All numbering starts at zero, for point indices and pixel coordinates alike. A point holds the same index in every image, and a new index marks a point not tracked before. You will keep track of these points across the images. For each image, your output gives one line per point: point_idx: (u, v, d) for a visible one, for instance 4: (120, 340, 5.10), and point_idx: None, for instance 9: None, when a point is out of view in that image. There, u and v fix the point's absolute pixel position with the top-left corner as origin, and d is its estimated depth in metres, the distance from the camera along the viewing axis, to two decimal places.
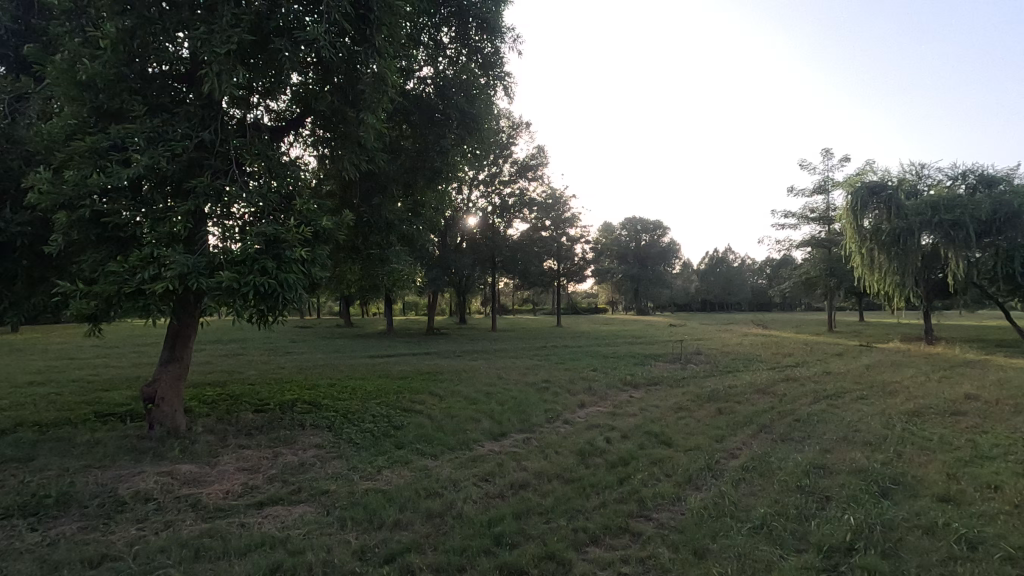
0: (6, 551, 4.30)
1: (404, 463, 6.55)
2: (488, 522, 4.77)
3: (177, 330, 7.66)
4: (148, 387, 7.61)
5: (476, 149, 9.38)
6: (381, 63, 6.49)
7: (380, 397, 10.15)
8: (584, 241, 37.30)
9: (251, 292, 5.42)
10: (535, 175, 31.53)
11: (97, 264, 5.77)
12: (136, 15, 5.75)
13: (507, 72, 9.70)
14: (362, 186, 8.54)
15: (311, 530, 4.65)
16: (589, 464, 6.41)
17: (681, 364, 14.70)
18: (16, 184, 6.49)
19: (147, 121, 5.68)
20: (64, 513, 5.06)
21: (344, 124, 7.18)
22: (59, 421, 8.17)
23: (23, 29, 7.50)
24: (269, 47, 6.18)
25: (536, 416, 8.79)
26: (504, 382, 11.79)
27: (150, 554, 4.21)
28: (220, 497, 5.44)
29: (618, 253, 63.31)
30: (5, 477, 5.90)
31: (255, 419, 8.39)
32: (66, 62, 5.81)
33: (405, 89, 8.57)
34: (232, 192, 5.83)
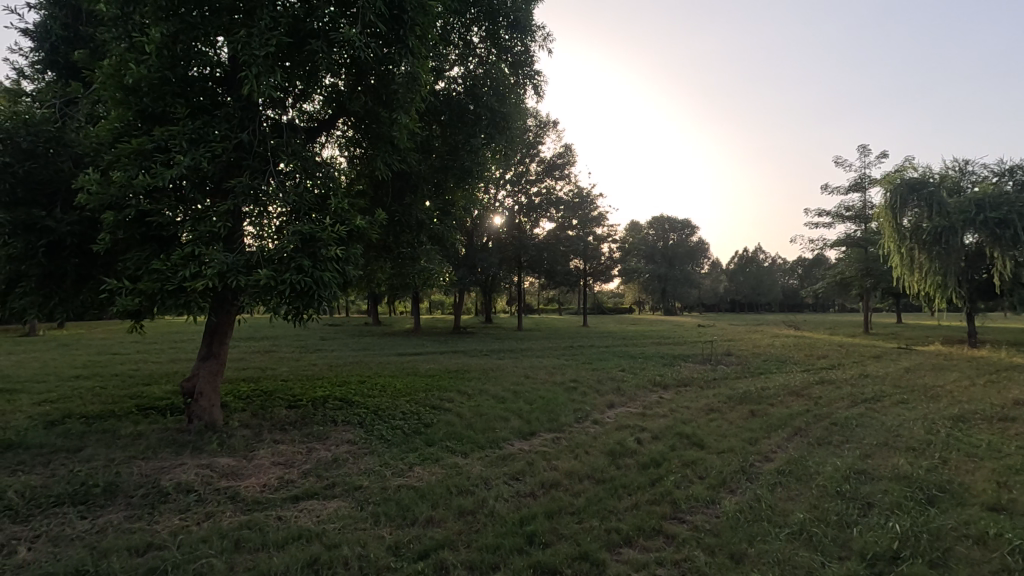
0: (58, 537, 4.48)
1: (434, 460, 6.59)
2: (520, 520, 4.77)
3: (215, 327, 7.87)
4: (187, 382, 7.84)
5: (505, 147, 9.42)
6: (413, 62, 6.56)
7: (409, 394, 10.25)
8: (611, 240, 37.05)
9: (287, 290, 5.56)
10: (562, 175, 31.46)
11: (141, 262, 5.98)
12: (179, 21, 5.92)
13: (536, 71, 9.77)
14: (394, 186, 8.64)
15: (345, 525, 4.71)
16: (620, 465, 6.35)
17: (712, 365, 14.47)
18: (67, 184, 6.80)
19: (189, 122, 5.84)
20: (111, 502, 5.26)
21: (376, 124, 7.28)
22: (104, 414, 8.48)
23: (73, 37, 7.82)
24: (305, 50, 6.31)
25: (565, 416, 8.76)
26: (531, 381, 11.77)
27: (193, 543, 4.34)
28: (257, 491, 5.57)
29: (645, 252, 62.69)
30: (56, 467, 6.16)
31: (289, 415, 8.57)
32: (113, 67, 6.02)
33: (436, 89, 8.59)
34: (269, 191, 5.97)
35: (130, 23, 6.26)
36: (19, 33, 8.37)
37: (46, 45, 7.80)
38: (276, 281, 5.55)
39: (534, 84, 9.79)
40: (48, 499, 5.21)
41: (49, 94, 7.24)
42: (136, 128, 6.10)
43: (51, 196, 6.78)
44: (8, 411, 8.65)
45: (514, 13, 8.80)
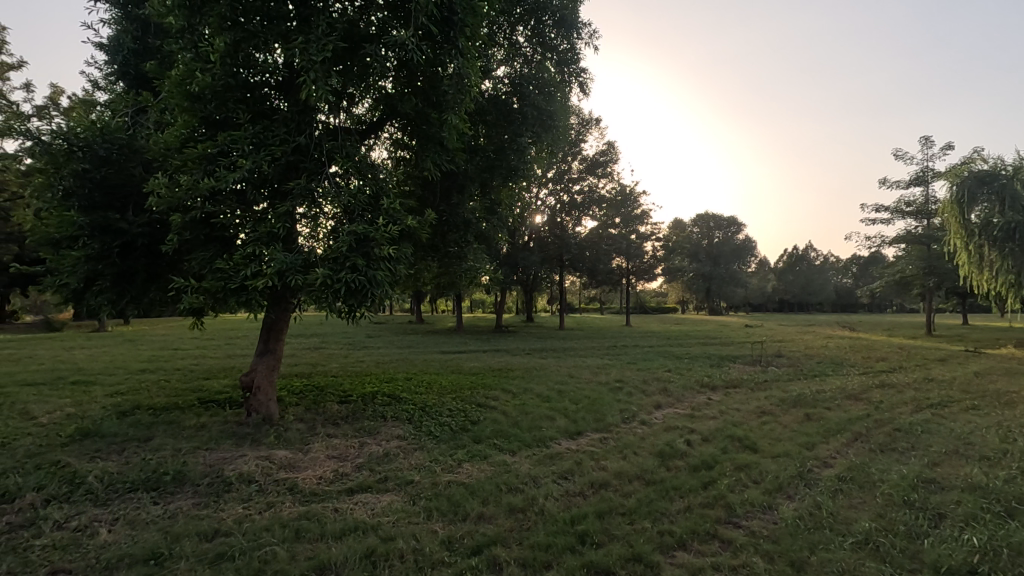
0: (134, 521, 4.77)
1: (483, 458, 6.65)
2: (570, 519, 4.76)
3: (272, 324, 8.16)
4: (246, 377, 8.17)
5: (551, 146, 9.40)
6: (463, 63, 6.64)
7: (454, 392, 10.37)
8: (655, 239, 36.48)
9: (343, 288, 5.74)
10: (605, 172, 31.13)
11: (206, 262, 6.28)
12: (240, 30, 6.18)
13: (582, 69, 9.72)
14: (441, 186, 8.78)
15: (399, 518, 4.82)
16: (670, 466, 6.24)
17: (762, 367, 14.00)
18: (137, 189, 7.21)
19: (250, 128, 6.09)
20: (179, 489, 5.55)
21: (426, 126, 7.40)
22: (169, 406, 8.95)
23: (141, 49, 8.27)
24: (360, 54, 6.49)
25: (612, 416, 8.67)
26: (576, 381, 11.70)
27: (256, 532, 4.52)
28: (314, 483, 5.76)
29: (689, 251, 61.31)
30: (129, 455, 6.54)
31: (340, 410, 8.82)
32: (180, 76, 6.33)
33: (484, 90, 8.67)
34: (324, 193, 6.15)
35: (195, 34, 6.57)
36: (94, 48, 8.93)
37: (118, 58, 8.29)
38: (332, 280, 5.73)
39: (580, 82, 9.75)
40: (125, 485, 5.55)
41: (121, 104, 7.69)
42: (201, 134, 6.41)
43: (123, 200, 7.20)
44: (85, 402, 9.25)
45: (560, 11, 8.79)
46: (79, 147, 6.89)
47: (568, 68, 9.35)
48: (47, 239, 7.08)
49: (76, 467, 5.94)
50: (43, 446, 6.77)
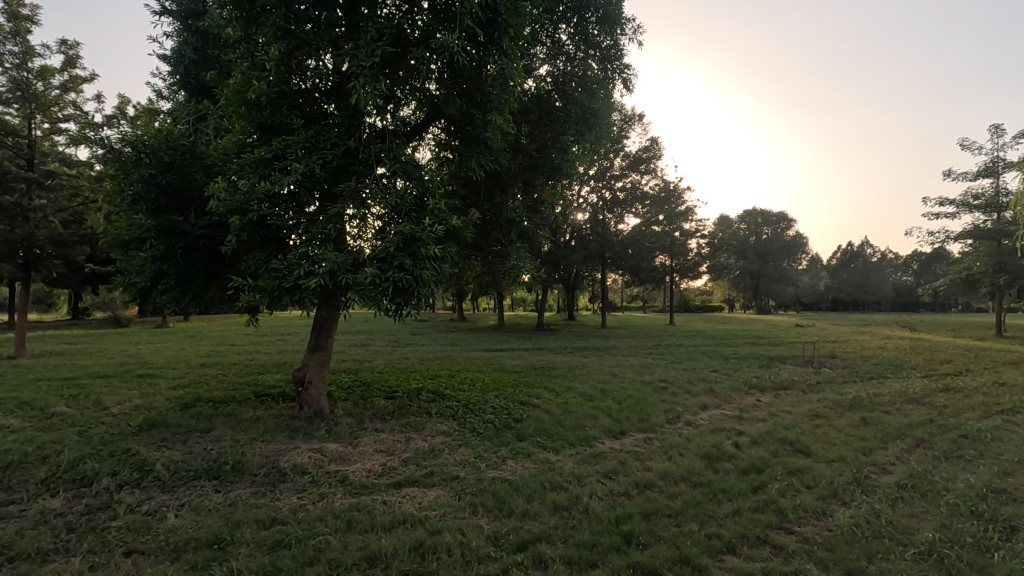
0: (198, 507, 5.05)
1: (527, 455, 6.70)
2: (615, 519, 4.74)
3: (323, 321, 8.45)
4: (299, 372, 8.49)
5: (595, 144, 9.34)
6: (507, 64, 6.69)
7: (498, 389, 10.46)
8: (700, 236, 35.65)
9: (390, 287, 5.91)
10: (648, 168, 30.62)
11: (262, 262, 6.57)
12: (293, 38, 6.42)
13: (626, 64, 9.60)
14: (485, 186, 8.86)
15: (445, 513, 4.91)
16: (717, 468, 6.12)
17: (814, 368, 13.47)
18: (198, 193, 7.59)
19: (302, 133, 6.32)
20: (239, 479, 5.84)
21: (470, 126, 7.49)
22: (227, 399, 9.39)
23: (201, 59, 8.69)
24: (407, 58, 6.63)
25: (656, 417, 8.56)
26: (619, 380, 11.60)
27: (310, 521, 4.71)
28: (363, 475, 5.94)
29: (736, 248, 59.54)
30: (192, 445, 6.92)
31: (387, 405, 9.06)
32: (238, 85, 6.63)
33: (527, 89, 8.70)
34: (372, 194, 6.33)
35: (251, 43, 6.85)
36: (158, 60, 9.45)
37: (180, 68, 8.74)
38: (380, 279, 5.90)
39: (623, 78, 9.64)
40: (189, 473, 5.88)
41: (183, 113, 8.11)
42: (257, 140, 6.70)
43: (185, 203, 7.60)
44: (151, 394, 9.83)
45: (604, 7, 8.70)
46: (147, 154, 7.31)
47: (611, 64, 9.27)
48: (118, 241, 7.54)
49: (145, 455, 6.33)
50: (116, 434, 7.24)
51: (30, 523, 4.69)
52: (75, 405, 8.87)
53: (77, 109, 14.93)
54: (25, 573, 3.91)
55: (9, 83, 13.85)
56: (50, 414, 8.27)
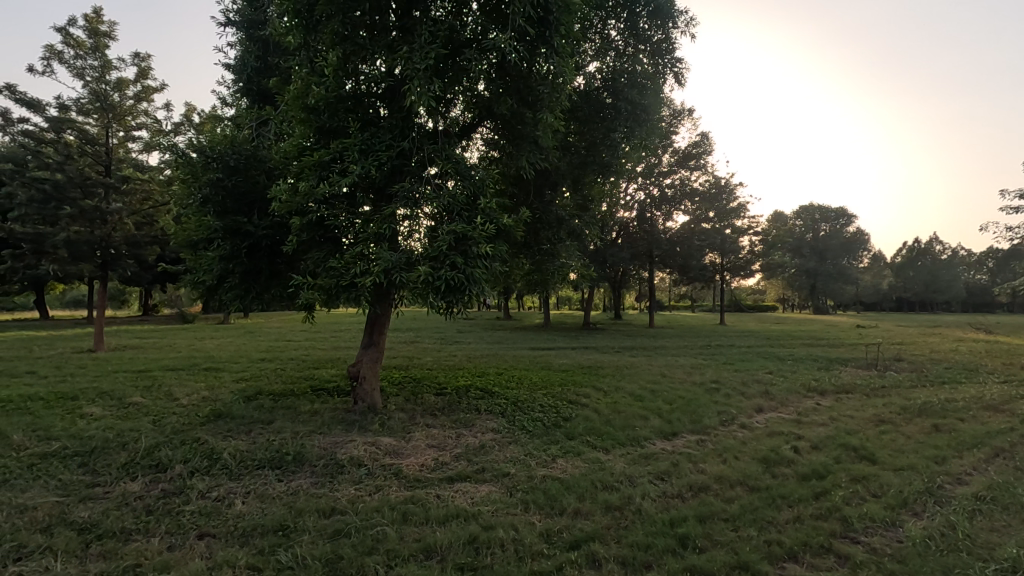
0: (264, 495, 5.30)
1: (577, 454, 6.68)
2: (669, 521, 4.67)
3: (376, 319, 8.66)
4: (353, 367, 8.76)
5: (645, 141, 9.20)
6: (558, 62, 6.70)
7: (545, 388, 10.46)
8: (753, 233, 34.49)
9: (442, 285, 6.01)
10: (698, 164, 29.87)
11: (320, 261, 6.81)
12: (350, 44, 6.63)
13: (678, 58, 9.39)
14: (534, 184, 8.89)
15: (498, 509, 4.97)
16: (776, 473, 5.92)
17: (878, 371, 12.80)
18: (261, 194, 7.93)
19: (359, 135, 6.52)
20: (299, 469, 6.09)
21: (521, 125, 7.52)
22: (286, 392, 9.80)
23: (263, 67, 9.09)
24: (460, 59, 6.74)
25: (709, 418, 8.36)
26: (668, 380, 11.38)
27: (368, 512, 4.86)
28: (417, 469, 6.08)
29: (792, 246, 57.20)
30: (256, 435, 7.26)
31: (437, 401, 9.21)
32: (299, 90, 6.90)
33: (577, 86, 8.66)
34: (425, 195, 6.46)
35: (310, 49, 7.12)
36: (223, 69, 9.92)
37: (243, 76, 9.17)
38: (433, 277, 6.01)
39: (675, 73, 9.43)
40: (254, 462, 6.18)
41: (247, 118, 8.51)
42: (315, 142, 6.94)
43: (249, 205, 7.96)
44: (216, 386, 10.37)
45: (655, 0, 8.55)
46: (214, 158, 7.73)
47: (662, 59, 9.12)
48: (188, 241, 7.99)
49: (213, 444, 6.69)
50: (186, 424, 7.69)
51: (114, 504, 5.05)
52: (148, 396, 9.45)
53: (149, 117, 15.81)
54: (112, 550, 4.22)
55: (90, 95, 14.86)
56: (127, 404, 8.85)
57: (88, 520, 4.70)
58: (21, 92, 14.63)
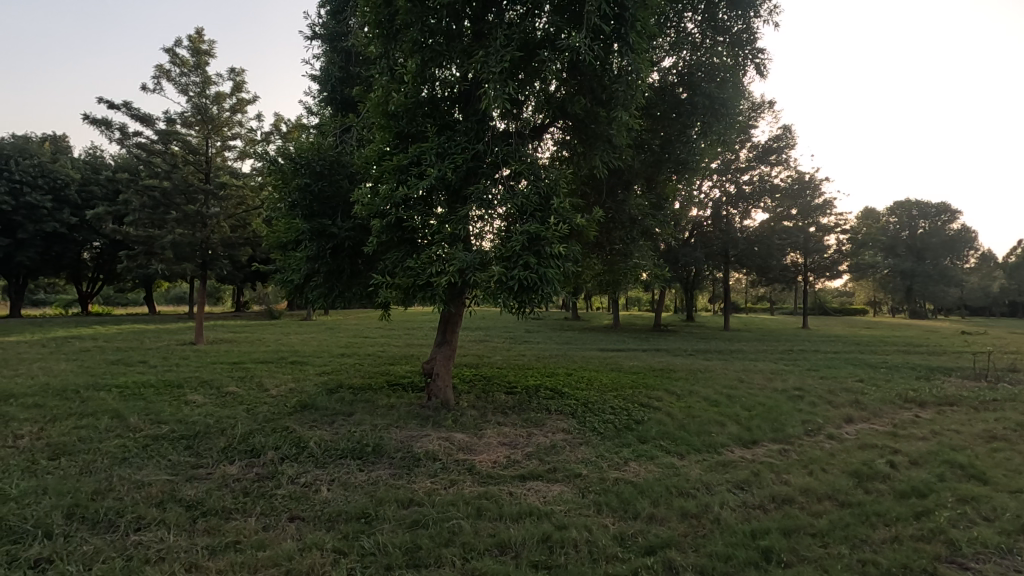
0: (348, 483, 5.59)
1: (649, 458, 6.55)
2: (751, 533, 4.47)
3: (449, 317, 8.88)
4: (427, 364, 9.03)
5: (724, 137, 8.85)
6: (634, 58, 6.60)
7: (616, 390, 10.32)
8: (840, 231, 32.27)
9: (515, 285, 6.09)
10: (779, 159, 28.33)
11: (398, 261, 7.07)
12: (428, 50, 6.86)
13: (760, 49, 8.97)
14: (607, 184, 8.78)
15: (570, 509, 4.97)
16: (869, 489, 5.53)
17: (990, 383, 11.59)
18: (344, 198, 8.34)
19: (436, 139, 6.73)
20: (379, 460, 6.37)
21: (595, 124, 7.45)
22: (365, 386, 10.27)
23: (346, 76, 9.55)
24: (535, 61, 6.82)
25: (792, 427, 7.93)
26: (746, 386, 10.89)
27: (444, 505, 5.00)
28: (489, 466, 6.18)
29: (884, 245, 52.96)
30: (338, 426, 7.66)
31: (507, 400, 9.32)
32: (380, 97, 7.20)
33: (652, 83, 8.49)
34: (499, 196, 6.56)
35: (390, 58, 7.41)
36: (309, 80, 10.53)
37: (327, 86, 9.68)
38: (507, 277, 6.11)
39: (756, 65, 9.01)
40: (337, 451, 6.52)
41: (332, 126, 8.99)
42: (395, 147, 7.21)
43: (334, 208, 8.40)
44: (302, 379, 11.04)
45: None
46: (303, 165, 8.23)
47: (743, 50, 8.73)
48: (278, 243, 8.56)
49: (300, 433, 7.13)
50: (276, 413, 8.23)
51: (216, 485, 5.50)
52: (242, 386, 10.20)
53: (242, 127, 17.05)
54: (215, 526, 4.60)
55: (193, 109, 16.26)
56: (224, 393, 9.60)
57: (195, 497, 5.16)
58: (135, 108, 16.21)
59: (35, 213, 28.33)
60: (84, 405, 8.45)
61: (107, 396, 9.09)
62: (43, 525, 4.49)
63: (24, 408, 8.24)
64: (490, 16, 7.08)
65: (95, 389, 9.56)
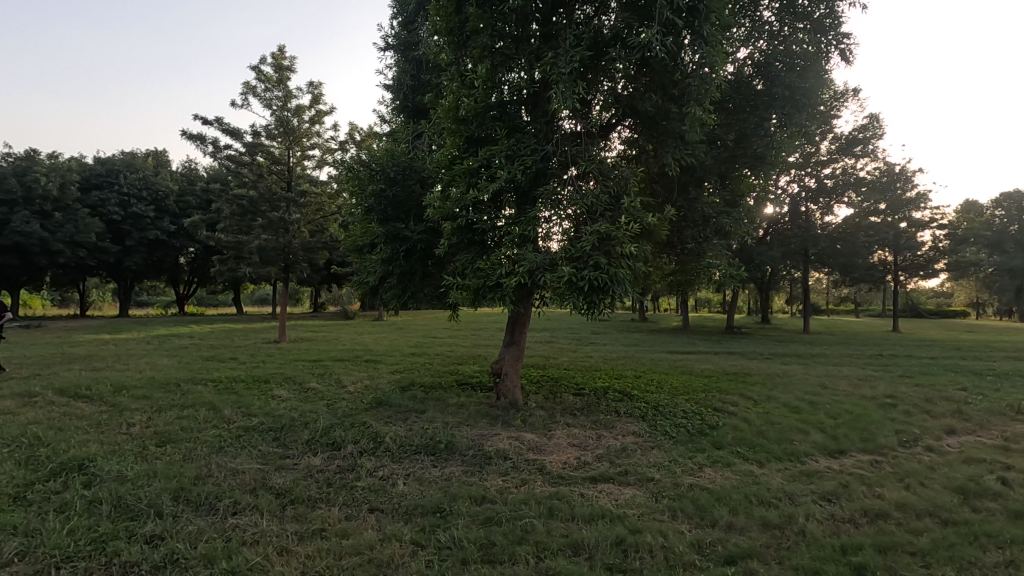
0: (423, 477, 5.77)
1: (725, 464, 6.32)
2: (841, 548, 4.21)
3: (517, 317, 8.95)
4: (496, 364, 9.14)
5: (805, 129, 8.39)
6: (708, 51, 6.42)
7: (688, 393, 10.02)
8: (937, 226, 29.63)
9: (586, 285, 6.05)
10: (864, 150, 26.46)
11: (468, 262, 7.21)
12: (497, 55, 6.98)
13: (844, 33, 8.44)
14: (679, 181, 8.54)
15: (644, 513, 4.88)
16: (976, 507, 5.05)
17: None
18: (416, 202, 8.61)
19: (505, 141, 6.82)
20: (451, 456, 6.52)
21: (666, 121, 7.27)
22: (436, 385, 10.54)
23: (417, 84, 9.86)
24: (604, 59, 6.77)
25: (884, 437, 7.38)
26: (831, 392, 10.25)
27: (516, 503, 5.05)
28: (560, 467, 6.18)
29: (990, 240, 48.08)
30: (411, 422, 7.92)
31: (576, 401, 9.28)
32: (451, 102, 7.38)
33: (726, 76, 8.20)
34: (568, 196, 6.54)
35: (460, 63, 7.58)
36: (382, 89, 10.96)
37: (399, 94, 10.05)
38: (577, 278, 6.08)
39: (841, 50, 8.48)
40: (412, 447, 6.74)
41: (404, 133, 9.32)
42: (464, 151, 7.36)
43: (406, 212, 8.68)
44: (376, 376, 11.50)
45: None
46: (378, 171, 8.59)
47: (826, 36, 8.21)
48: (355, 246, 8.96)
49: (377, 428, 7.43)
50: (354, 408, 8.63)
51: (302, 475, 5.85)
52: (322, 382, 10.76)
53: (320, 138, 18.04)
54: (303, 514, 4.89)
55: (276, 122, 17.38)
56: (306, 388, 10.17)
57: (284, 485, 5.51)
58: (226, 123, 17.51)
59: (140, 222, 31.16)
60: (185, 397, 9.22)
61: (205, 389, 9.87)
62: (155, 505, 4.94)
63: (135, 399, 9.09)
64: (557, 18, 7.12)
65: (194, 383, 10.40)
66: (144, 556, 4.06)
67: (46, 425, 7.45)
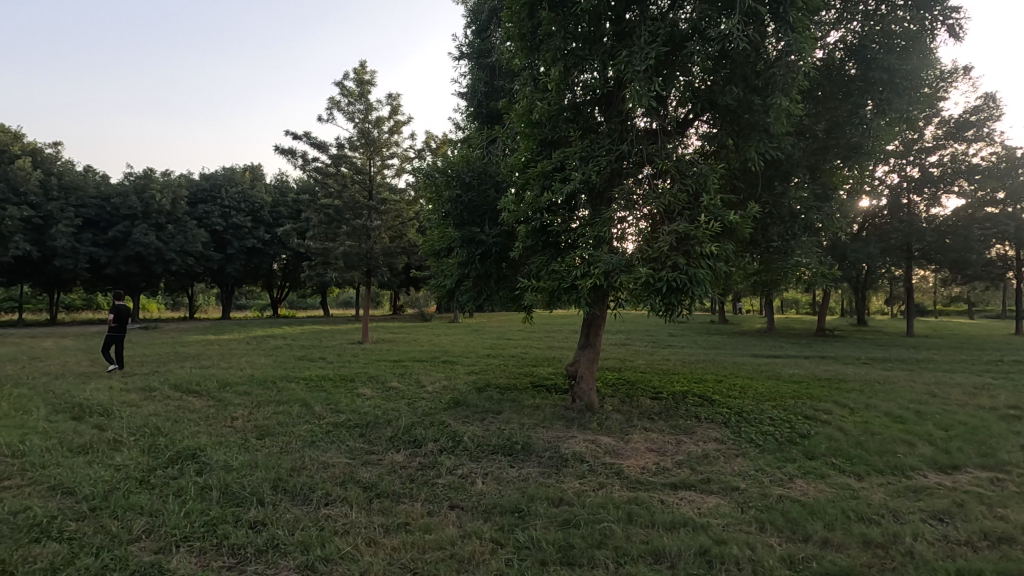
0: (501, 477, 5.86)
1: (819, 476, 5.93)
2: (955, 572, 3.84)
3: (591, 319, 8.88)
4: (571, 366, 9.10)
5: (907, 114, 7.72)
6: (795, 38, 6.11)
7: (774, 400, 9.48)
8: None
9: (664, 286, 5.90)
10: (977, 134, 23.92)
11: (543, 264, 7.24)
12: (570, 56, 6.98)
13: (952, 7, 7.70)
14: (763, 176, 8.11)
15: (729, 523, 4.68)
16: None
17: None
18: (491, 206, 8.77)
19: (579, 143, 6.81)
20: (528, 458, 6.57)
21: (748, 115, 6.96)
22: (511, 386, 10.66)
23: (490, 90, 10.04)
24: (681, 54, 6.59)
25: (1007, 453, 6.62)
26: (941, 401, 9.33)
27: (594, 506, 5.01)
28: (638, 472, 6.06)
29: None
30: (488, 423, 8.06)
31: (653, 405, 9.05)
32: (524, 106, 7.46)
33: (815, 62, 7.70)
34: (644, 196, 6.43)
35: (532, 66, 7.64)
36: (457, 97, 11.26)
37: (473, 101, 10.29)
38: (654, 279, 5.94)
39: (949, 25, 7.72)
40: (489, 447, 6.85)
41: (479, 138, 9.51)
42: (538, 154, 7.40)
43: (482, 216, 8.85)
44: (454, 377, 11.79)
45: None
46: (453, 177, 8.83)
47: (930, 12, 7.50)
48: (433, 250, 9.26)
49: (455, 427, 7.63)
50: (434, 408, 8.91)
51: (386, 470, 6.13)
52: (402, 382, 11.17)
53: (399, 147, 18.82)
54: (388, 507, 5.12)
55: (358, 134, 18.34)
56: (388, 387, 10.62)
57: (370, 479, 5.80)
58: (314, 137, 18.67)
59: (239, 231, 33.82)
60: (281, 394, 9.91)
61: (297, 386, 10.56)
62: (257, 493, 5.36)
63: (238, 394, 9.90)
64: (631, 14, 6.98)
65: (287, 381, 11.14)
66: (249, 540, 4.41)
67: (164, 416, 8.27)
